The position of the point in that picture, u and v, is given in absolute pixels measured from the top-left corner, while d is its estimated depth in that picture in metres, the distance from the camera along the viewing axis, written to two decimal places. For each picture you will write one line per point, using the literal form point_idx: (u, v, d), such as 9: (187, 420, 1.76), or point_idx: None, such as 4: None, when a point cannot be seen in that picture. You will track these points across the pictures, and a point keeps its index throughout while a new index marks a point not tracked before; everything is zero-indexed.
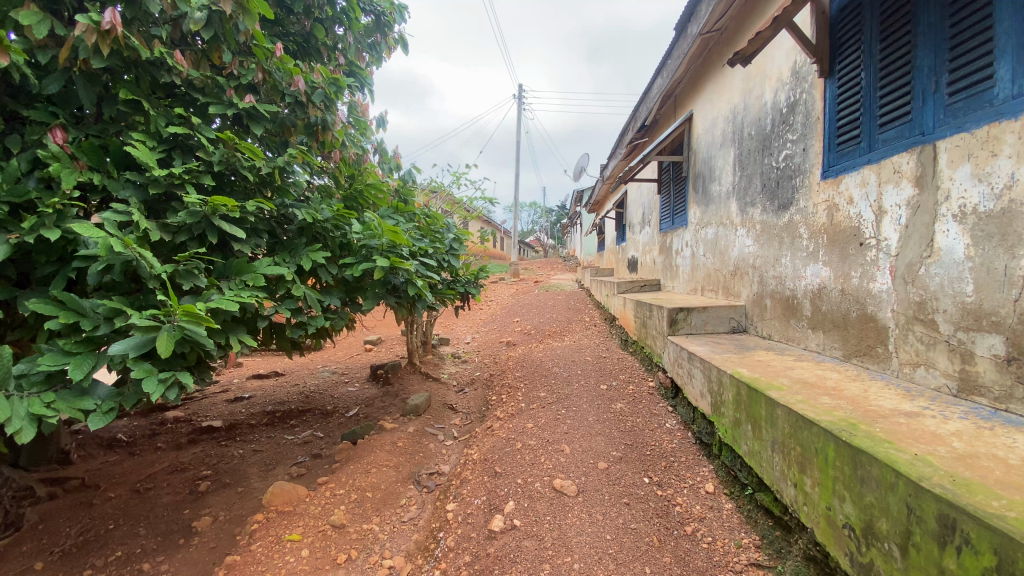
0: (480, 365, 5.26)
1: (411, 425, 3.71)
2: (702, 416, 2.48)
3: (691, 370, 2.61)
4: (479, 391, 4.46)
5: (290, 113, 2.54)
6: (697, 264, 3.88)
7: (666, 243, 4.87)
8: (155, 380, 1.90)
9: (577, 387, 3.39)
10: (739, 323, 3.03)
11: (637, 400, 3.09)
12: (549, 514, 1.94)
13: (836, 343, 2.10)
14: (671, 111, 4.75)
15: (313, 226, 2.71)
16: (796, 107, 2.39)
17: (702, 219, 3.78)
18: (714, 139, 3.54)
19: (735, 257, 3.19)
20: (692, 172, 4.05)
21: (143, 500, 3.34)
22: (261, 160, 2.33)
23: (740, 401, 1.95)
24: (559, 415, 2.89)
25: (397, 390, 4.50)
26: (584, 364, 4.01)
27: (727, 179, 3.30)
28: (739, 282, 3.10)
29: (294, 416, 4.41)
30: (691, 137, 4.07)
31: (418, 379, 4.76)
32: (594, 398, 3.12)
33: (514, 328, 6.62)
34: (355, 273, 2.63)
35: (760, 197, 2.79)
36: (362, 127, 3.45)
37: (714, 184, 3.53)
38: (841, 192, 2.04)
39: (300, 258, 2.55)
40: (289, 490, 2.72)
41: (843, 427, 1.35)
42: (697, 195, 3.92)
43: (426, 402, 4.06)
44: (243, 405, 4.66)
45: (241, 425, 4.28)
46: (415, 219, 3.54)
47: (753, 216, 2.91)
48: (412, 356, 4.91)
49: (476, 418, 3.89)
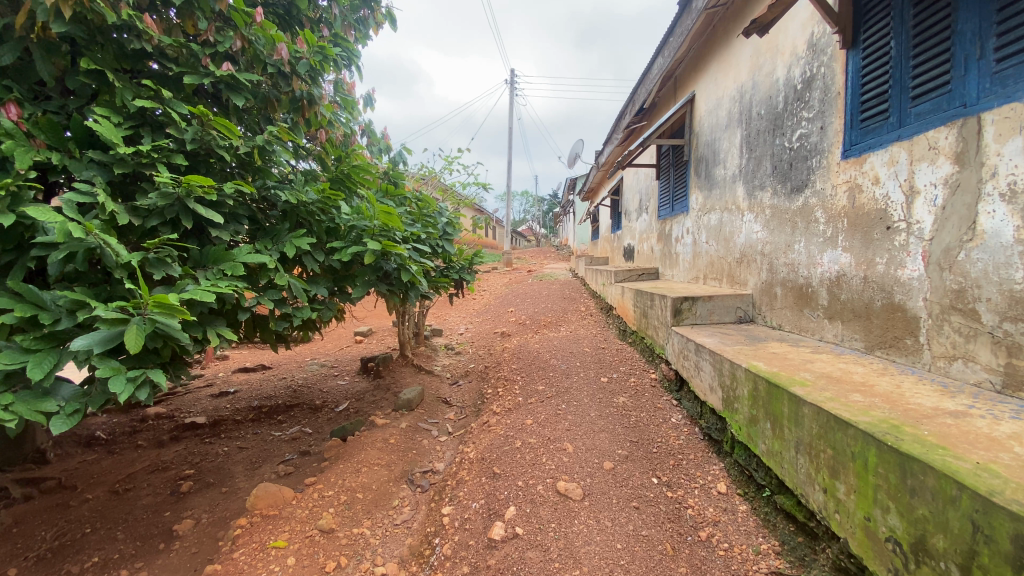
0: (474, 356, 5.10)
1: (403, 420, 3.55)
2: (711, 411, 2.34)
3: (698, 363, 2.47)
4: (473, 384, 4.31)
5: (273, 87, 2.35)
6: (700, 251, 3.74)
7: (666, 230, 4.72)
8: (122, 379, 1.71)
9: (576, 380, 3.25)
10: (745, 313, 2.90)
11: (640, 394, 2.96)
12: (554, 521, 1.80)
13: (857, 334, 1.97)
14: (671, 93, 4.59)
15: (296, 210, 2.54)
16: (813, 82, 2.24)
17: (705, 204, 3.64)
18: (719, 120, 3.39)
19: (741, 244, 3.05)
20: (694, 155, 3.90)
21: (122, 502, 3.18)
22: (238, 139, 2.15)
23: (757, 397, 1.81)
24: (559, 410, 2.75)
25: (388, 383, 4.34)
26: (583, 355, 3.86)
27: (733, 162, 3.16)
28: (746, 270, 2.97)
29: (281, 411, 4.24)
30: (694, 119, 3.92)
31: (411, 372, 4.60)
32: (595, 392, 2.99)
33: (508, 319, 6.46)
34: (344, 259, 2.47)
35: (770, 179, 2.65)
36: (348, 106, 3.27)
37: (719, 167, 3.39)
38: (865, 172, 1.90)
39: (284, 245, 2.38)
40: (275, 492, 2.57)
41: (885, 429, 1.21)
42: (699, 179, 3.77)
43: (419, 396, 3.89)
44: (227, 400, 4.47)
45: (226, 421, 4.11)
46: (405, 204, 3.35)
47: (762, 200, 2.76)
48: (404, 348, 4.75)
49: (471, 412, 3.74)
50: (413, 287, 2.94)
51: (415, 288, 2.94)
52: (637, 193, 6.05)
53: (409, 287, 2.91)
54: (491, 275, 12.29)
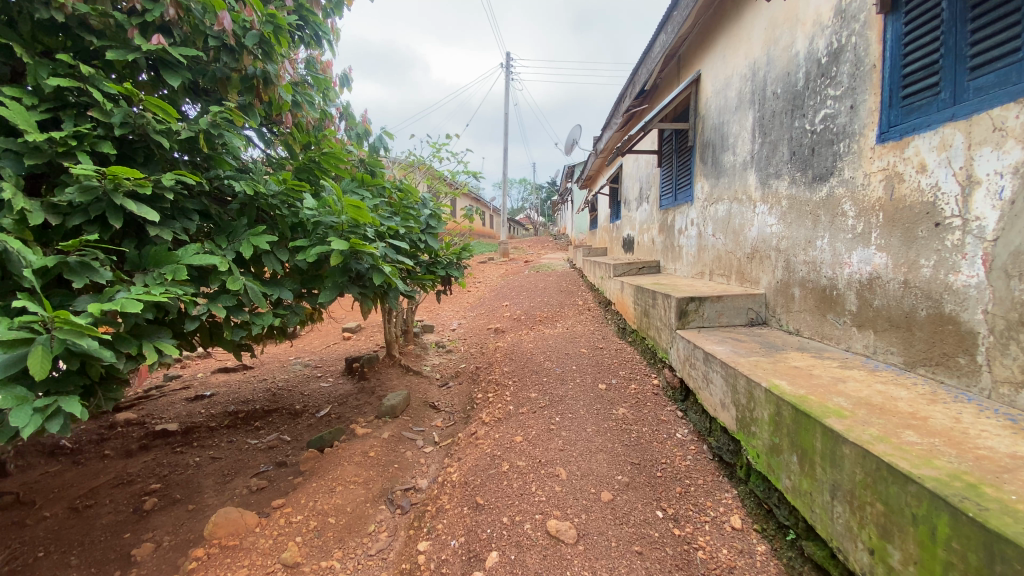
0: (466, 355, 4.83)
1: (386, 428, 3.29)
2: (722, 429, 2.08)
3: (707, 374, 2.20)
4: (464, 386, 4.05)
5: (221, 64, 2.12)
6: (706, 244, 3.47)
7: (668, 221, 4.45)
8: (28, 409, 1.42)
9: (572, 387, 2.98)
10: (757, 315, 2.64)
11: (642, 403, 2.69)
12: (543, 572, 1.53)
13: (894, 347, 1.71)
14: (674, 73, 4.29)
15: (255, 203, 2.27)
16: (841, 55, 1.96)
17: (711, 194, 3.36)
18: (728, 102, 3.10)
19: (752, 238, 2.77)
20: (699, 140, 3.61)
21: (80, 521, 2.92)
22: (176, 122, 1.87)
23: (780, 424, 1.55)
24: (552, 425, 2.48)
25: (373, 386, 4.07)
26: (580, 356, 3.59)
27: (743, 147, 2.88)
28: (758, 267, 2.70)
29: (259, 416, 3.97)
30: (699, 101, 3.63)
31: (398, 373, 4.33)
32: (593, 402, 2.72)
33: (503, 314, 6.18)
34: (308, 258, 2.18)
35: (788, 166, 2.37)
36: (321, 84, 3.00)
37: (727, 153, 3.11)
38: (907, 158, 1.62)
39: (240, 244, 2.12)
40: (236, 518, 2.31)
41: (959, 491, 0.95)
42: (704, 167, 3.49)
43: (404, 401, 3.63)
44: (203, 404, 4.21)
45: (200, 428, 3.85)
46: (384, 195, 3.07)
47: (778, 189, 2.48)
48: (390, 347, 4.47)
49: (460, 419, 3.48)
50: (392, 288, 2.67)
51: (394, 290, 2.66)
52: (637, 181, 5.75)
53: (387, 289, 2.63)
54: (488, 265, 11.98)
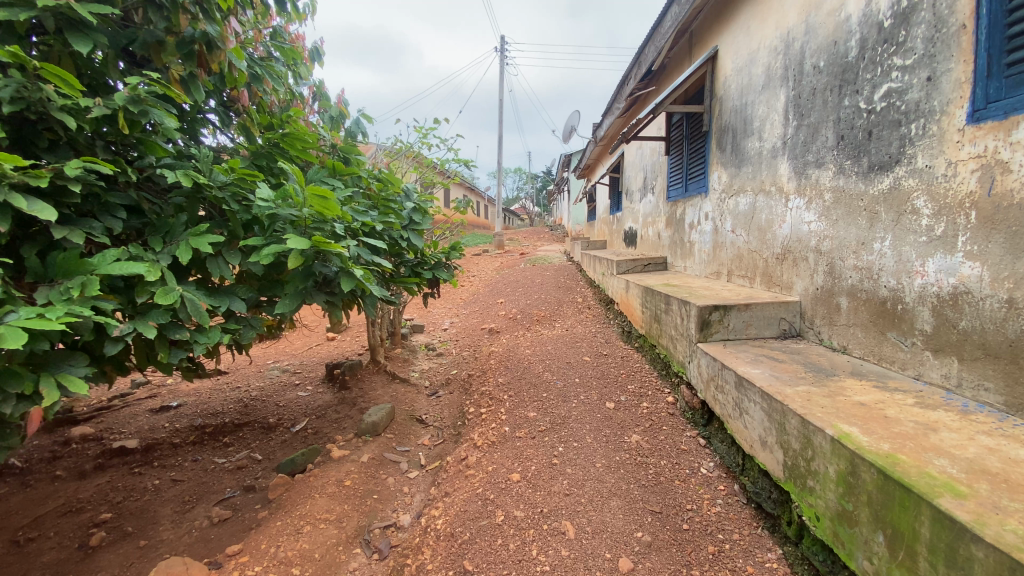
0: (457, 359, 4.45)
1: (366, 449, 2.93)
2: (759, 470, 1.73)
3: (740, 403, 1.84)
4: (454, 396, 3.68)
5: (151, 26, 1.74)
6: (723, 241, 3.11)
7: (676, 215, 4.08)
8: None
9: (575, 405, 2.61)
10: (790, 326, 2.28)
11: (657, 428, 2.33)
12: None
13: (989, 382, 1.36)
14: (685, 51, 3.91)
15: (198, 196, 1.90)
16: (914, 14, 1.59)
17: (730, 185, 3.00)
18: (753, 80, 2.73)
19: (783, 236, 2.42)
20: (715, 125, 3.24)
21: (19, 557, 2.48)
22: (84, 99, 1.50)
23: (855, 489, 1.20)
24: (554, 458, 2.11)
25: (355, 397, 3.71)
26: (584, 365, 3.23)
27: (771, 130, 2.52)
28: (791, 270, 2.34)
29: (228, 431, 3.60)
30: (716, 80, 3.25)
31: (383, 381, 3.96)
32: (601, 426, 2.36)
33: (497, 313, 5.79)
34: (262, 260, 1.80)
35: (833, 152, 2.01)
36: (289, 56, 2.61)
37: (750, 139, 2.75)
38: (1015, 142, 1.27)
39: (177, 248, 1.76)
40: (180, 573, 1.94)
41: None
42: (722, 154, 3.13)
43: (388, 416, 3.26)
44: (167, 417, 3.83)
45: (162, 445, 3.47)
46: (361, 186, 2.69)
47: (818, 180, 2.12)
48: (375, 352, 4.10)
49: (449, 436, 3.12)
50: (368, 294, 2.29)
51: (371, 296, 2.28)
52: (640, 171, 5.37)
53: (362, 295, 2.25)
54: (482, 259, 11.57)
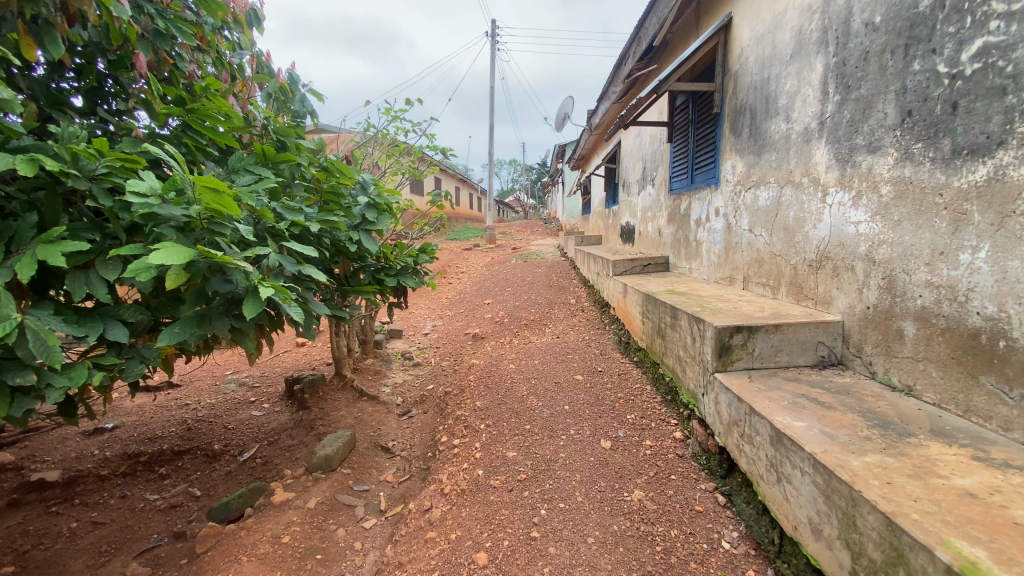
0: (435, 371, 3.97)
1: (317, 490, 2.47)
2: (807, 561, 1.28)
3: (777, 465, 1.39)
4: (428, 418, 3.22)
5: None
6: (738, 243, 2.65)
7: (680, 210, 3.62)
8: None
9: (563, 443, 2.15)
10: (831, 352, 1.82)
11: (664, 477, 1.88)
12: None
13: None
14: (692, 24, 3.44)
15: (57, 189, 1.44)
16: None
17: (747, 176, 2.54)
18: (777, 49, 2.27)
19: (818, 239, 1.96)
20: (728, 106, 2.78)
21: None
22: None
23: None
24: (535, 530, 1.65)
25: (315, 418, 3.25)
26: (575, 386, 2.77)
27: (801, 108, 2.07)
28: (829, 282, 1.89)
29: (166, 460, 3.13)
30: (729, 54, 2.79)
31: (349, 399, 3.50)
32: (594, 475, 1.90)
33: (483, 316, 5.31)
34: (140, 275, 1.29)
35: (894, 133, 1.56)
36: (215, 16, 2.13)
37: (772, 120, 2.29)
38: None
39: (18, 261, 1.27)
40: None
41: None
42: (736, 140, 2.67)
43: (346, 446, 2.80)
44: (99, 442, 3.34)
45: (86, 478, 2.95)
46: (304, 177, 2.22)
47: (868, 168, 1.67)
48: (340, 365, 3.63)
49: (418, 470, 2.66)
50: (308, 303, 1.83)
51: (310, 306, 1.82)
52: (639, 161, 4.90)
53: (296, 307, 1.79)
54: (472, 254, 11.06)
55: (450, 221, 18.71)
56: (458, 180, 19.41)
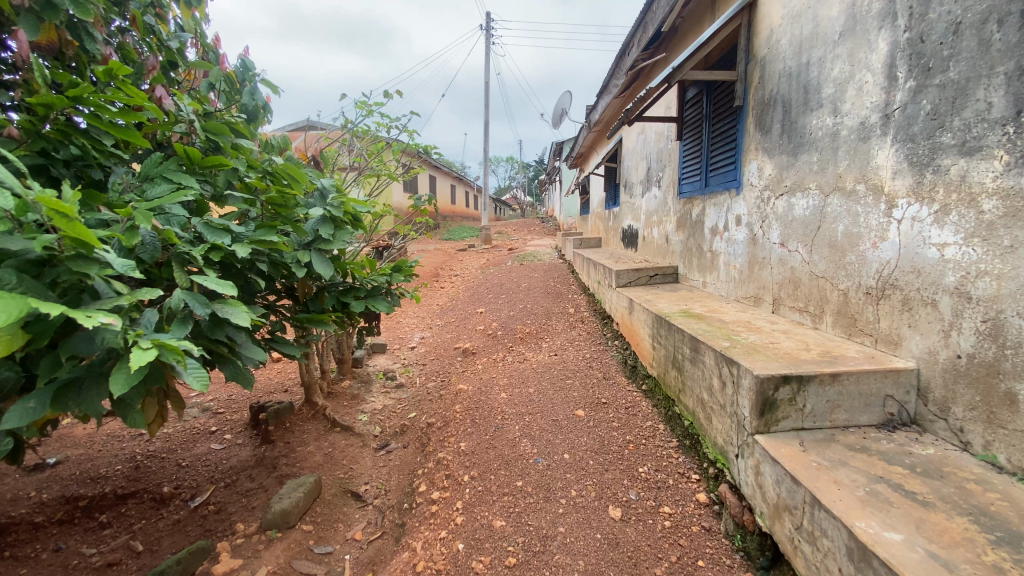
0: (419, 394, 3.58)
1: (269, 556, 2.07)
2: None
3: None
4: (408, 454, 2.83)
5: None
6: (766, 258, 2.26)
7: (692, 215, 3.22)
8: None
9: (563, 512, 1.75)
10: (901, 409, 1.44)
11: (691, 565, 1.48)
12: None
13: None
14: (707, 5, 3.03)
15: None
16: None
17: (778, 179, 2.15)
18: (819, 28, 1.88)
19: (880, 263, 1.57)
20: (752, 98, 2.39)
21: None
22: None
23: None
24: None
25: (279, 455, 2.85)
26: (576, 423, 2.37)
27: (854, 99, 1.69)
28: (897, 317, 1.50)
29: (108, 503, 2.66)
30: (753, 36, 2.39)
31: (320, 430, 3.10)
32: (604, 565, 1.50)
33: (474, 327, 4.91)
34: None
35: (1003, 128, 1.18)
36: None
37: (813, 114, 1.91)
38: None
39: None
40: None
41: None
42: (763, 137, 2.28)
43: (310, 495, 2.40)
44: (33, 480, 2.84)
45: (15, 527, 2.38)
46: (243, 185, 1.81)
47: (960, 175, 1.28)
48: (311, 391, 3.23)
49: (392, 526, 2.27)
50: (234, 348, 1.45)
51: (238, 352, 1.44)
52: (643, 160, 4.50)
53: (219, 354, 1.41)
54: (467, 255, 10.63)
55: (446, 220, 18.25)
56: (453, 178, 18.95)
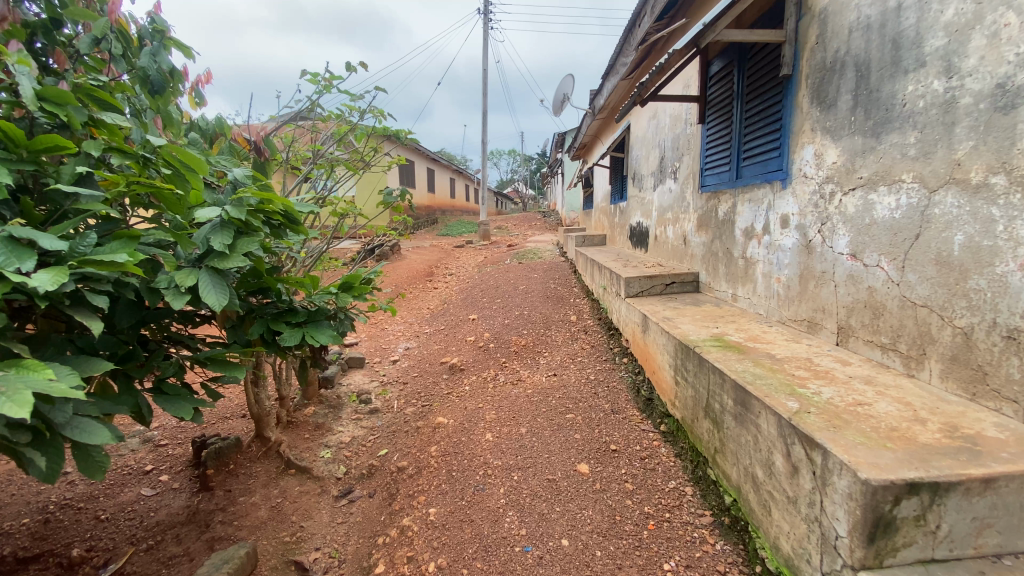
0: (394, 422, 3.06)
1: None
2: None
3: None
4: (374, 508, 2.31)
5: None
6: (827, 272, 1.73)
7: (718, 213, 2.68)
8: None
9: None
10: None
11: None
12: None
13: None
14: None
15: None
16: None
17: (846, 169, 1.61)
18: None
19: None
20: (804, 65, 1.85)
21: None
22: None
23: None
24: None
25: (218, 507, 2.33)
26: (578, 484, 1.84)
27: (985, 51, 1.17)
28: None
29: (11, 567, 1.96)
30: None
31: (272, 473, 2.59)
32: None
33: (464, 337, 4.38)
34: None
35: None
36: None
37: (907, 78, 1.39)
38: None
39: None
40: None
41: None
42: (822, 114, 1.74)
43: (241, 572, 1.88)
44: None
45: None
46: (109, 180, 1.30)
47: None
48: (264, 425, 2.71)
49: None
50: (49, 430, 0.99)
51: (55, 435, 0.99)
52: (655, 149, 3.95)
53: (21, 445, 0.95)
54: (464, 253, 10.07)
55: (445, 215, 17.66)
56: (452, 171, 18.35)
